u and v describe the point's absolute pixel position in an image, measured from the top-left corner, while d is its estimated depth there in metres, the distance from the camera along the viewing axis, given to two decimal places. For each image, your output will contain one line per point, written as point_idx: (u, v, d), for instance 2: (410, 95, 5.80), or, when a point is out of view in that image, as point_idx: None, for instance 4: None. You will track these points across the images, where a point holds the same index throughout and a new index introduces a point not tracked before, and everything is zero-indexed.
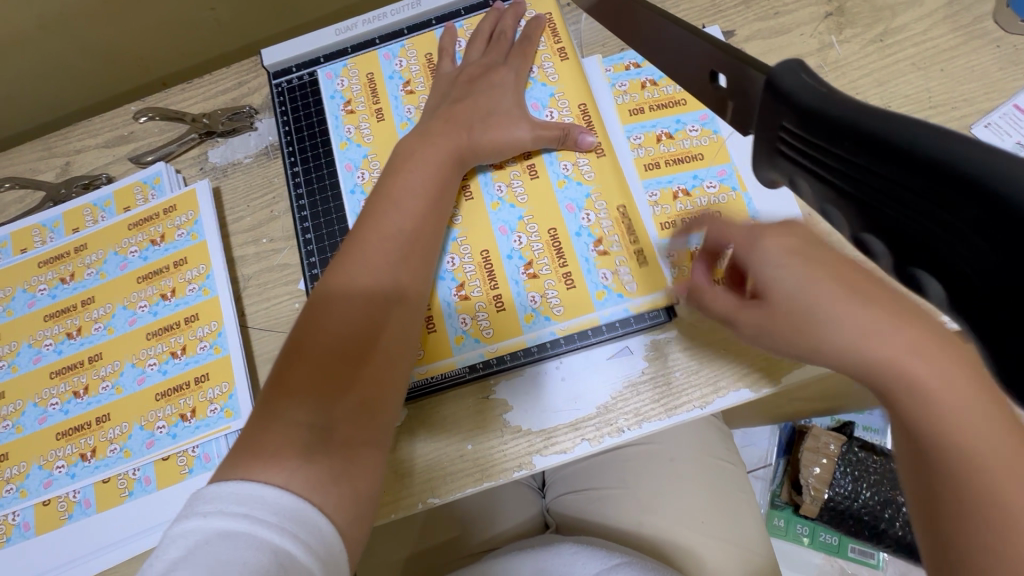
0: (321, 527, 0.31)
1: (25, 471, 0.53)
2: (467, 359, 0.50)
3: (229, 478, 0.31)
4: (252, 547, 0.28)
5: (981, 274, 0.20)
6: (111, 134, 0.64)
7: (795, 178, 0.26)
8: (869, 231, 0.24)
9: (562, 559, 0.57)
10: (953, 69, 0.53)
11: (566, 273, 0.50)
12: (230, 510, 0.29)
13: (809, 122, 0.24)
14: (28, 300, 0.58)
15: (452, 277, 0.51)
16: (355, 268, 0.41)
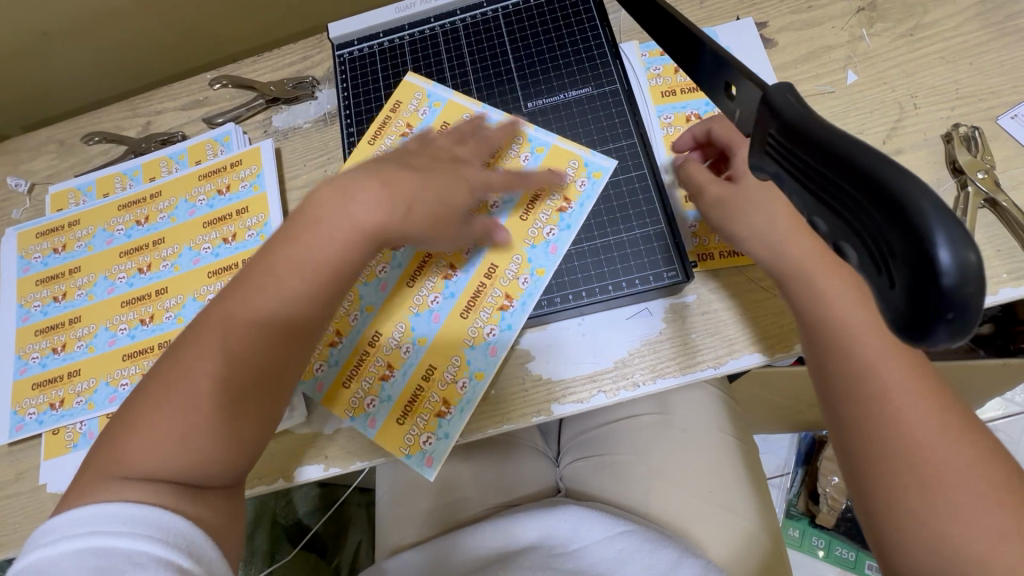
0: (174, 524, 0.35)
1: (93, 386, 0.59)
2: (457, 394, 0.51)
3: (88, 505, 0.35)
4: (103, 552, 0.32)
5: (881, 235, 0.19)
6: (189, 98, 0.72)
7: (774, 173, 0.25)
8: (844, 238, 0.21)
9: (567, 523, 0.60)
10: (982, 63, 0.54)
11: (525, 205, 0.55)
12: (71, 533, 0.33)
13: (786, 132, 0.24)
14: (107, 238, 0.65)
15: (418, 436, 0.51)
16: (246, 303, 0.42)
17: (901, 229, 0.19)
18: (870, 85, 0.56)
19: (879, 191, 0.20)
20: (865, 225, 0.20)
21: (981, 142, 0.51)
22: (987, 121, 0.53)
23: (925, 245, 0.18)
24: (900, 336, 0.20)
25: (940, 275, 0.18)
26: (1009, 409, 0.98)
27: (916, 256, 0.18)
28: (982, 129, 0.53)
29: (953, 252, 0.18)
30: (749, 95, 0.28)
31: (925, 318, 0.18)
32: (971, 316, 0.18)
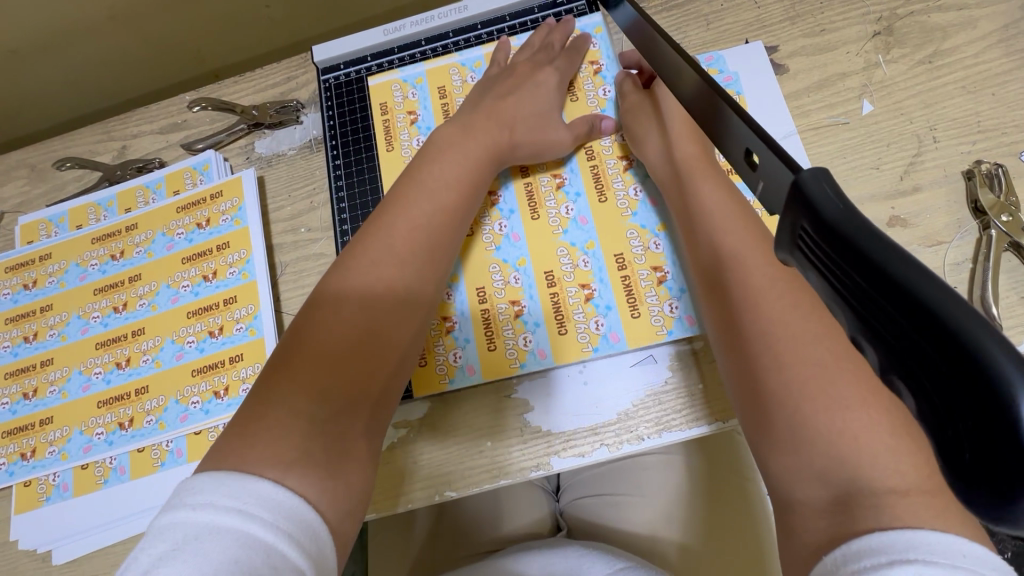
0: (310, 522, 0.32)
1: (67, 435, 0.56)
2: (605, 283, 0.51)
3: (218, 472, 0.32)
4: (247, 543, 0.28)
5: (945, 383, 0.17)
6: (166, 121, 0.68)
7: (805, 272, 0.23)
8: (896, 372, 0.19)
9: (568, 561, 0.58)
10: (1005, 94, 0.51)
11: (594, 189, 0.54)
12: (222, 504, 0.30)
13: (825, 232, 0.21)
14: (81, 273, 0.61)
15: (519, 342, 0.51)
16: (384, 263, 0.44)
17: (976, 385, 0.17)
18: (887, 116, 0.53)
19: (947, 336, 0.17)
20: (928, 369, 0.18)
21: (1004, 181, 0.48)
22: (1010, 157, 0.50)
23: (1008, 406, 0.16)
24: (961, 496, 0.18)
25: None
26: None
27: (994, 417, 0.16)
28: (1005, 166, 0.50)
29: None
30: (778, 174, 0.25)
31: (1003, 489, 0.16)
32: None
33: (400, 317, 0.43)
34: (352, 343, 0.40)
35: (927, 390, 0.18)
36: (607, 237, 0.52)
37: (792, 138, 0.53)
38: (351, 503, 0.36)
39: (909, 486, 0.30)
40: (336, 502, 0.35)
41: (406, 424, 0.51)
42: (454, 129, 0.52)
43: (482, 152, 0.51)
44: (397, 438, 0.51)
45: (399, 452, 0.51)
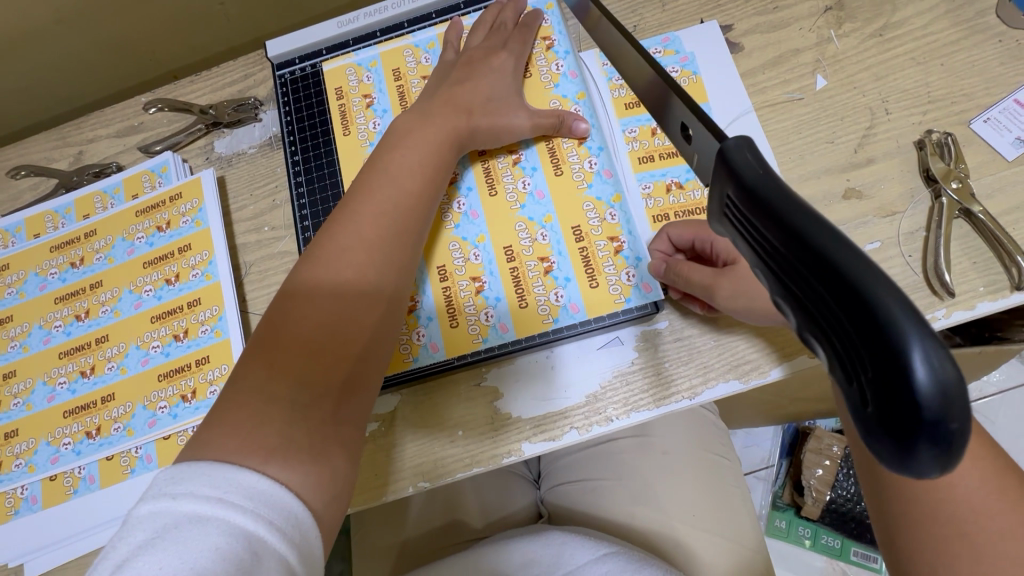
0: (294, 510, 0.32)
1: (33, 447, 0.55)
2: (568, 256, 0.51)
3: (200, 461, 0.32)
4: (226, 531, 0.29)
5: (849, 342, 0.17)
6: (122, 124, 0.67)
7: (734, 241, 0.23)
8: (812, 331, 0.19)
9: (551, 549, 0.58)
10: (953, 64, 0.52)
11: (551, 162, 0.53)
12: (203, 493, 0.30)
13: (747, 197, 0.21)
14: (41, 283, 0.60)
15: (481, 319, 0.51)
16: (350, 244, 0.42)
17: (873, 339, 0.16)
18: (840, 90, 0.53)
19: (842, 289, 0.17)
20: (834, 325, 0.18)
21: (954, 149, 0.49)
22: (959, 126, 0.51)
23: (898, 355, 0.16)
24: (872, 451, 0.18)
25: (915, 395, 0.16)
26: (985, 394, 0.96)
27: (891, 370, 0.16)
28: (955, 135, 0.51)
29: (929, 368, 0.15)
30: (709, 144, 0.25)
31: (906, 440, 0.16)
32: (954, 438, 0.16)
33: (369, 299, 0.41)
34: (322, 327, 0.39)
35: (837, 347, 0.18)
36: (564, 213, 0.52)
37: (748, 116, 0.54)
38: (337, 488, 0.36)
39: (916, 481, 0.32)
40: (320, 488, 0.35)
41: (377, 418, 0.51)
42: (411, 117, 0.50)
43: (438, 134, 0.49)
44: (368, 432, 0.51)
45: (372, 446, 0.50)
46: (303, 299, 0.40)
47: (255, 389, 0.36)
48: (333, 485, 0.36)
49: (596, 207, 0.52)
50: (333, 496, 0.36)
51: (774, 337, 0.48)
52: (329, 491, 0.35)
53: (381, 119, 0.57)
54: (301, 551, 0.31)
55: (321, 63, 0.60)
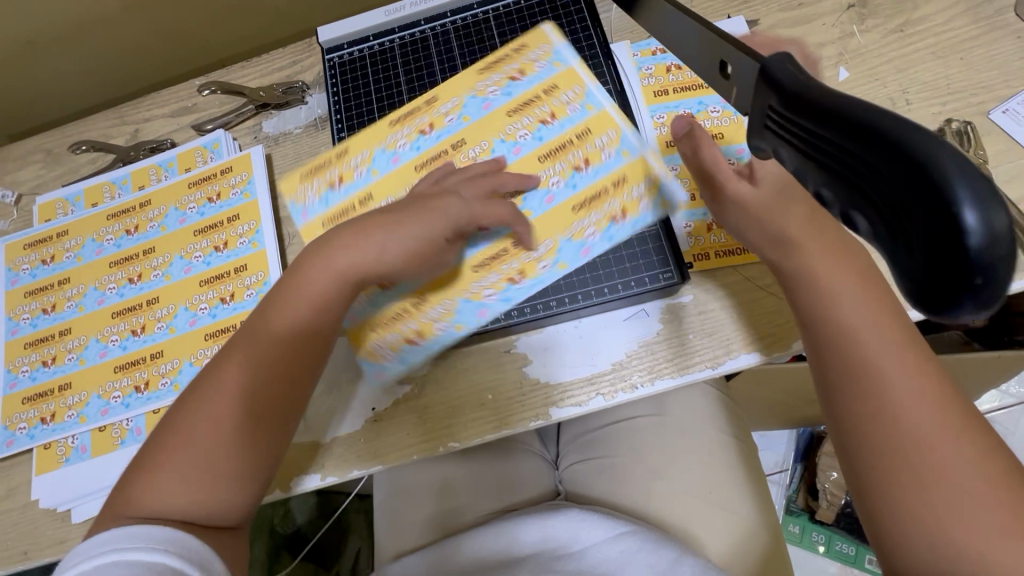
0: (190, 540, 0.37)
1: (85, 399, 0.58)
2: (535, 270, 0.52)
3: (121, 518, 0.37)
4: (128, 569, 0.34)
5: (899, 205, 0.18)
6: (177, 105, 0.71)
7: (778, 148, 0.24)
8: (856, 208, 0.20)
9: (569, 525, 0.60)
10: (972, 59, 0.54)
11: (554, 147, 0.55)
12: (94, 552, 0.34)
13: (789, 102, 0.22)
14: (96, 248, 0.64)
15: (446, 323, 0.53)
16: (279, 313, 0.45)
17: (919, 199, 0.17)
18: (861, 81, 0.56)
19: (888, 144, 0.18)
20: (883, 189, 0.18)
21: (973, 138, 0.51)
22: (979, 116, 0.53)
23: (948, 208, 0.16)
24: (922, 312, 0.18)
25: (963, 236, 0.16)
26: (1006, 402, 0.96)
27: (937, 217, 0.16)
28: (974, 124, 0.52)
29: (981, 211, 0.16)
30: (750, 70, 0.26)
31: (953, 290, 0.17)
32: (1002, 285, 0.16)
33: (297, 354, 0.45)
34: (258, 379, 0.43)
35: (880, 216, 0.19)
36: (601, 195, 0.53)
37: None
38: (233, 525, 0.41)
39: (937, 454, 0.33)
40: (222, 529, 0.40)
41: (409, 381, 0.54)
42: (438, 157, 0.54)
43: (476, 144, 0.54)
44: (402, 393, 0.53)
45: (406, 406, 0.53)
46: (256, 348, 0.44)
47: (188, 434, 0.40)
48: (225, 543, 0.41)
49: (630, 187, 0.53)
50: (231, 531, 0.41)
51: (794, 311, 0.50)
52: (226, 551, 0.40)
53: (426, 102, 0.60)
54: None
55: (368, 50, 0.64)
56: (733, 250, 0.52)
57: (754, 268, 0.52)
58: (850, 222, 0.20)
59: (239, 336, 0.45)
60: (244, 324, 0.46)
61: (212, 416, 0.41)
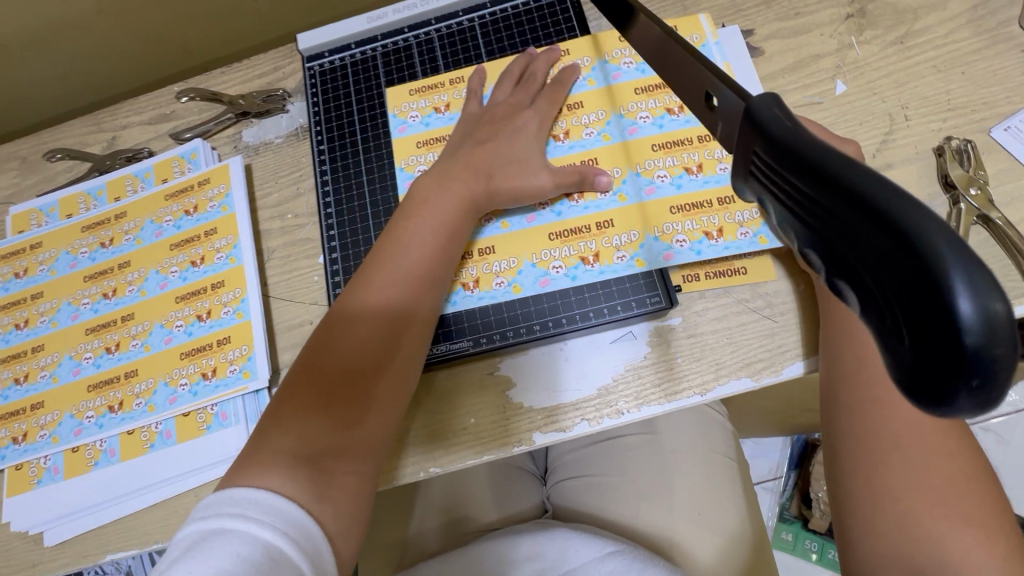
0: (303, 523, 0.38)
1: (57, 419, 0.56)
2: (610, 258, 0.52)
3: (226, 488, 0.39)
4: (245, 540, 0.35)
5: (885, 282, 0.16)
6: (155, 112, 0.69)
7: (763, 199, 0.22)
8: (841, 278, 0.18)
9: (556, 543, 0.57)
10: (974, 73, 0.52)
11: (670, 137, 0.54)
12: (225, 511, 0.37)
13: (776, 150, 0.21)
14: (71, 261, 0.62)
15: (505, 281, 0.53)
16: (375, 282, 0.47)
17: (908, 277, 0.15)
18: (859, 95, 0.54)
19: (876, 216, 0.17)
20: (869, 265, 0.17)
21: (973, 156, 0.49)
22: (979, 134, 0.51)
23: (940, 295, 0.15)
24: (912, 401, 0.16)
25: (959, 331, 0.15)
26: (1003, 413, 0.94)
27: (926, 301, 0.15)
28: (974, 142, 0.51)
29: (975, 301, 0.14)
30: (736, 108, 0.25)
31: (944, 385, 0.15)
32: (997, 382, 0.15)
33: (382, 336, 0.46)
34: (349, 362, 0.44)
35: (865, 293, 0.17)
36: (696, 195, 0.52)
37: None
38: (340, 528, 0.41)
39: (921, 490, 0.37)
40: (330, 522, 0.40)
41: None
42: (421, 184, 0.51)
43: (461, 152, 0.52)
44: None
45: None
46: (350, 328, 0.45)
47: (283, 426, 0.42)
48: (343, 512, 0.41)
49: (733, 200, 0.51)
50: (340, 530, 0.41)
51: (785, 337, 0.48)
52: (341, 522, 0.41)
53: (407, 111, 0.59)
54: (310, 560, 0.37)
55: (348, 58, 0.62)
56: (722, 272, 0.51)
57: (745, 290, 0.50)
58: (837, 292, 0.19)
59: (330, 317, 0.47)
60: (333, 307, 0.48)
61: (300, 399, 0.43)
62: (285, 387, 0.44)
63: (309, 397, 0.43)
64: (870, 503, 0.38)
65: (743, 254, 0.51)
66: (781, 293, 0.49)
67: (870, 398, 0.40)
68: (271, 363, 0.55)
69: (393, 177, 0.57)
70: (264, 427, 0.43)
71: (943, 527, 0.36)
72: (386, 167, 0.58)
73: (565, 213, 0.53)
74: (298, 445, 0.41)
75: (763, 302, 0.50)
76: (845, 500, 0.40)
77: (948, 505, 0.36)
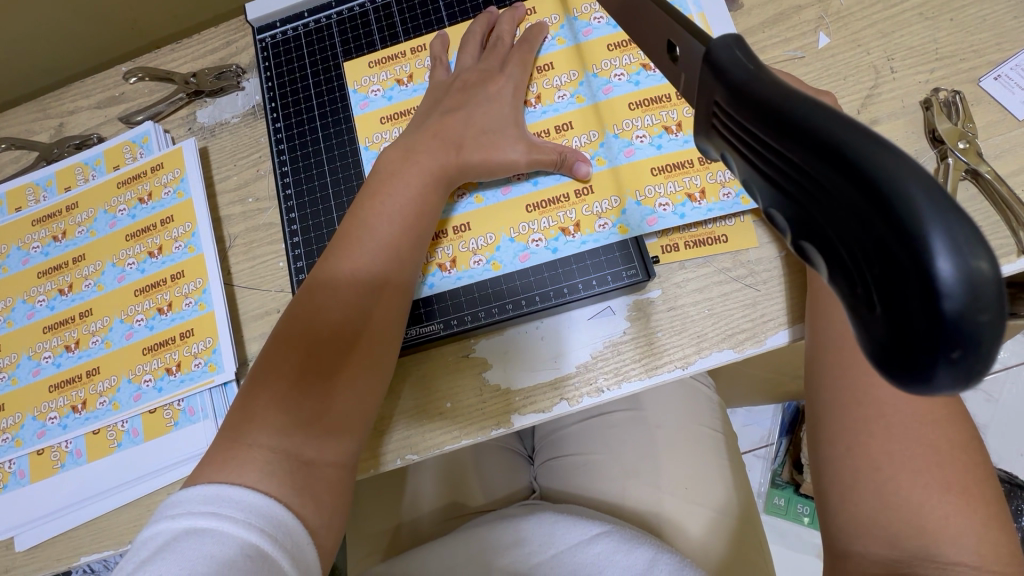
0: (282, 518, 0.36)
1: (20, 422, 0.54)
2: (592, 227, 0.49)
3: (197, 485, 0.37)
4: (219, 540, 0.33)
5: (857, 242, 0.14)
6: (104, 95, 0.65)
7: (725, 156, 0.20)
8: (809, 241, 0.16)
9: (542, 529, 0.56)
10: (963, 19, 0.50)
11: (646, 96, 0.51)
12: (198, 510, 0.35)
13: (737, 99, 0.18)
14: (23, 257, 0.59)
15: (483, 259, 0.50)
16: (347, 260, 0.44)
17: (882, 236, 0.14)
18: (843, 48, 0.51)
19: (846, 170, 0.14)
20: (839, 223, 0.15)
21: (962, 108, 0.47)
22: (969, 85, 0.48)
23: (918, 258, 0.13)
24: (884, 375, 0.15)
25: (939, 298, 0.13)
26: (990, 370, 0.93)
27: (904, 266, 0.13)
28: (963, 93, 0.48)
29: (957, 259, 0.13)
30: (697, 54, 0.22)
31: (923, 359, 0.13)
32: (981, 352, 0.13)
33: (363, 302, 0.43)
34: (322, 335, 0.42)
35: (836, 257, 0.15)
36: (675, 156, 0.49)
37: None
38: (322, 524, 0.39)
39: (910, 460, 0.35)
40: (313, 515, 0.38)
41: None
42: (386, 160, 0.48)
43: (423, 127, 0.49)
44: None
45: None
46: (324, 298, 0.43)
47: (251, 410, 0.40)
48: (326, 504, 0.40)
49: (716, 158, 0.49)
50: (325, 524, 0.39)
51: (768, 306, 0.47)
52: (325, 515, 0.39)
53: (366, 83, 0.55)
54: (293, 556, 0.35)
55: (300, 28, 0.59)
56: (702, 240, 0.48)
57: (726, 259, 0.48)
58: (806, 256, 0.17)
59: (307, 288, 0.44)
60: (309, 278, 0.45)
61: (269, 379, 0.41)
62: (253, 376, 0.42)
63: (279, 375, 0.41)
64: (848, 471, 0.37)
65: (723, 221, 0.48)
66: (763, 260, 0.48)
67: (852, 365, 0.39)
68: (238, 355, 0.53)
69: (356, 156, 0.54)
70: (236, 417, 0.40)
71: (932, 493, 0.34)
72: (347, 144, 0.54)
73: (539, 186, 0.51)
74: (272, 433, 0.39)
75: (745, 271, 0.48)
76: (825, 469, 0.38)
77: (939, 475, 0.35)
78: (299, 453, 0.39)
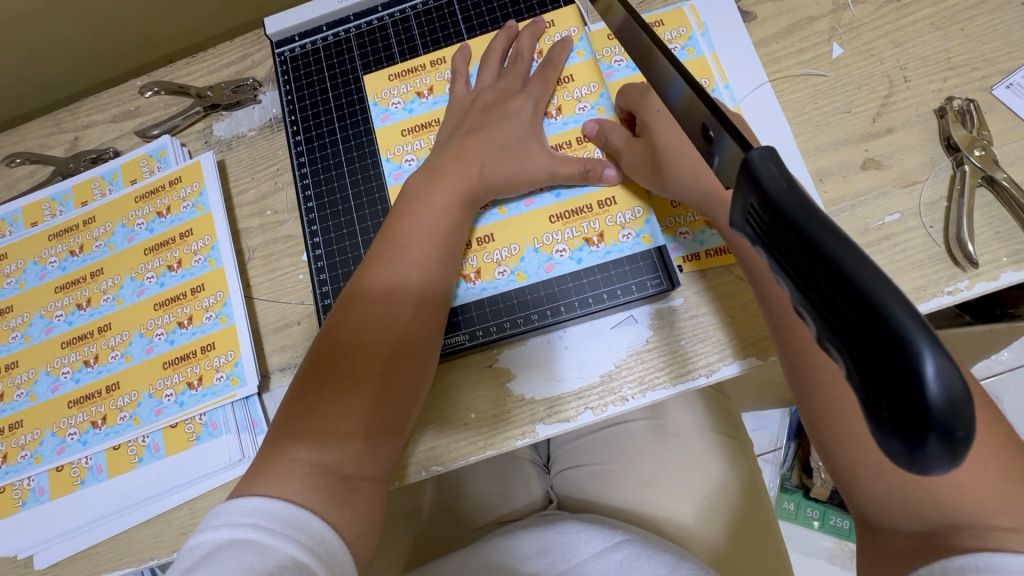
0: (319, 530, 0.36)
1: (39, 438, 0.54)
2: (616, 237, 0.49)
3: (238, 496, 0.37)
4: (259, 551, 0.33)
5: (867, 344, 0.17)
6: (118, 109, 0.65)
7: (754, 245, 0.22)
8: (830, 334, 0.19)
9: (565, 537, 0.56)
10: (974, 29, 0.51)
11: None
12: (241, 520, 0.35)
13: (766, 204, 0.20)
14: (40, 271, 0.59)
15: (508, 269, 0.50)
16: (381, 279, 0.44)
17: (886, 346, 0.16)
18: (856, 58, 0.52)
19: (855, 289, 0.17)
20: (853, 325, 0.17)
21: (976, 117, 0.48)
22: (980, 93, 0.49)
23: (911, 365, 0.16)
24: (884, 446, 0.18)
25: (926, 394, 0.16)
26: (995, 371, 0.93)
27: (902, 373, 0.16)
28: (976, 101, 0.49)
29: (941, 368, 0.16)
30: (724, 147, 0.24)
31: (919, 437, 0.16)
32: (965, 439, 0.16)
33: (399, 320, 0.44)
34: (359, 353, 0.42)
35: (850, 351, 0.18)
36: None
37: (764, 88, 0.52)
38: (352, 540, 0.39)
39: None
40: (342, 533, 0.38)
41: None
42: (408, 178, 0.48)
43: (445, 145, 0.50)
44: None
45: None
46: (360, 317, 0.43)
47: (289, 428, 0.40)
48: (362, 515, 0.39)
49: None
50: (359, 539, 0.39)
51: None
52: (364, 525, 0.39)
53: (386, 95, 0.56)
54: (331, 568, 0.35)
55: (319, 42, 0.59)
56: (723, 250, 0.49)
57: None
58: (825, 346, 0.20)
59: (341, 307, 0.45)
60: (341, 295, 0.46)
61: (305, 398, 0.41)
62: (292, 395, 0.42)
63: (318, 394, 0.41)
64: None
65: None
66: None
67: None
68: (260, 368, 0.53)
69: (378, 168, 0.54)
70: (276, 434, 0.40)
71: None
72: (369, 157, 0.55)
73: (561, 197, 0.51)
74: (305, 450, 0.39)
75: None
76: None
77: None
78: (339, 467, 0.39)
